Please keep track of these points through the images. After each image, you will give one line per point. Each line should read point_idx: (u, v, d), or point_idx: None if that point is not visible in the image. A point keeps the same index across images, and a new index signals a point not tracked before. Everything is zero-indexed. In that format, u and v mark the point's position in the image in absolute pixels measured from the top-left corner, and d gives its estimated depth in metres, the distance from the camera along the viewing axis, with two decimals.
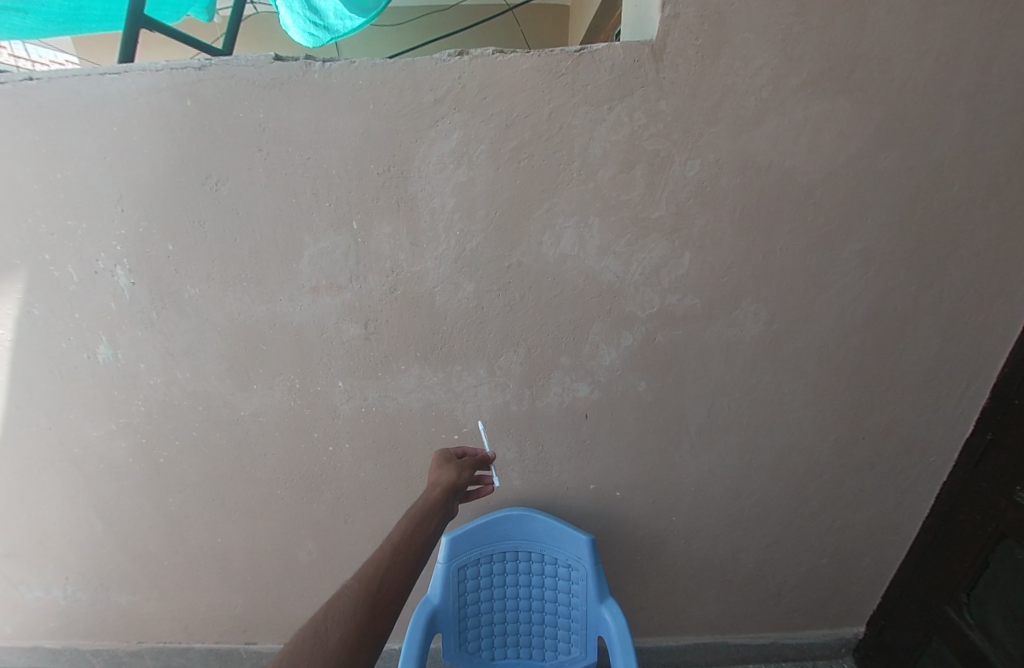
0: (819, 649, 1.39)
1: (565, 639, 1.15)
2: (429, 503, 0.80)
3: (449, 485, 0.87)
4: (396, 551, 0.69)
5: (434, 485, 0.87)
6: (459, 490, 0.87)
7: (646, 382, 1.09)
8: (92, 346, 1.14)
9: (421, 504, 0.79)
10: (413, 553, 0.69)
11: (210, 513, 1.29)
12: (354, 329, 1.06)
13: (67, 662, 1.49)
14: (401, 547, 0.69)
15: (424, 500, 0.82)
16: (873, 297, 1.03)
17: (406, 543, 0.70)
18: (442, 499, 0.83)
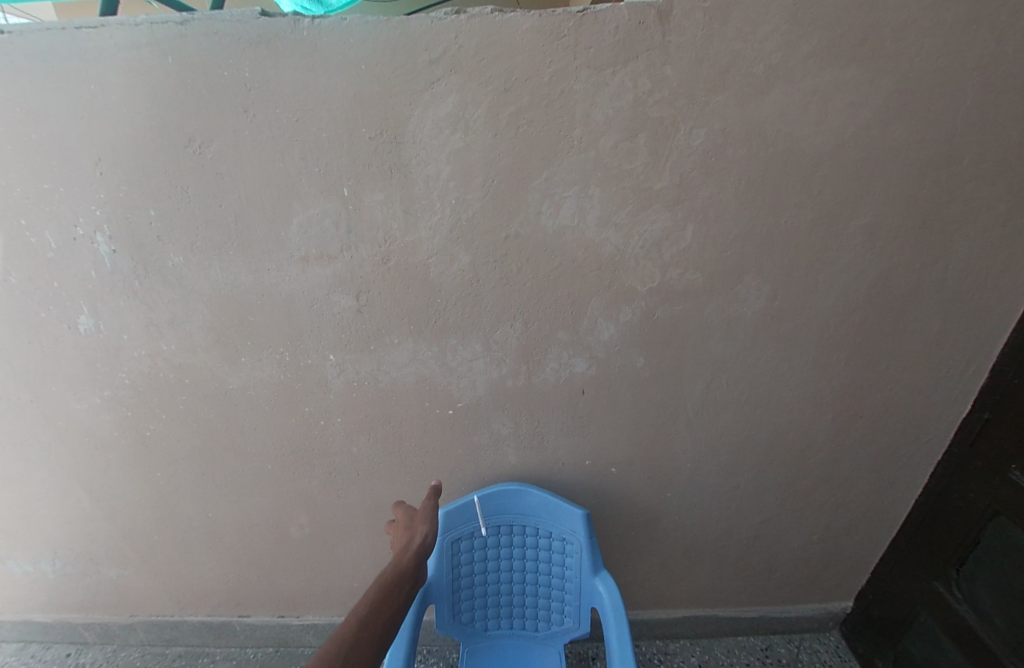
0: (806, 623, 1.41)
1: (558, 611, 1.16)
2: (398, 572, 0.90)
3: (417, 548, 0.97)
4: (363, 621, 0.76)
5: (402, 548, 0.98)
6: (426, 551, 0.99)
7: (644, 358, 1.08)
8: (73, 316, 1.11)
9: (388, 574, 0.88)
10: (381, 623, 0.77)
11: (200, 488, 1.28)
12: (345, 301, 1.04)
13: (60, 634, 1.50)
14: (367, 620, 0.77)
15: (393, 568, 0.92)
16: (877, 274, 1.01)
17: (374, 616, 0.78)
18: (413, 566, 0.93)
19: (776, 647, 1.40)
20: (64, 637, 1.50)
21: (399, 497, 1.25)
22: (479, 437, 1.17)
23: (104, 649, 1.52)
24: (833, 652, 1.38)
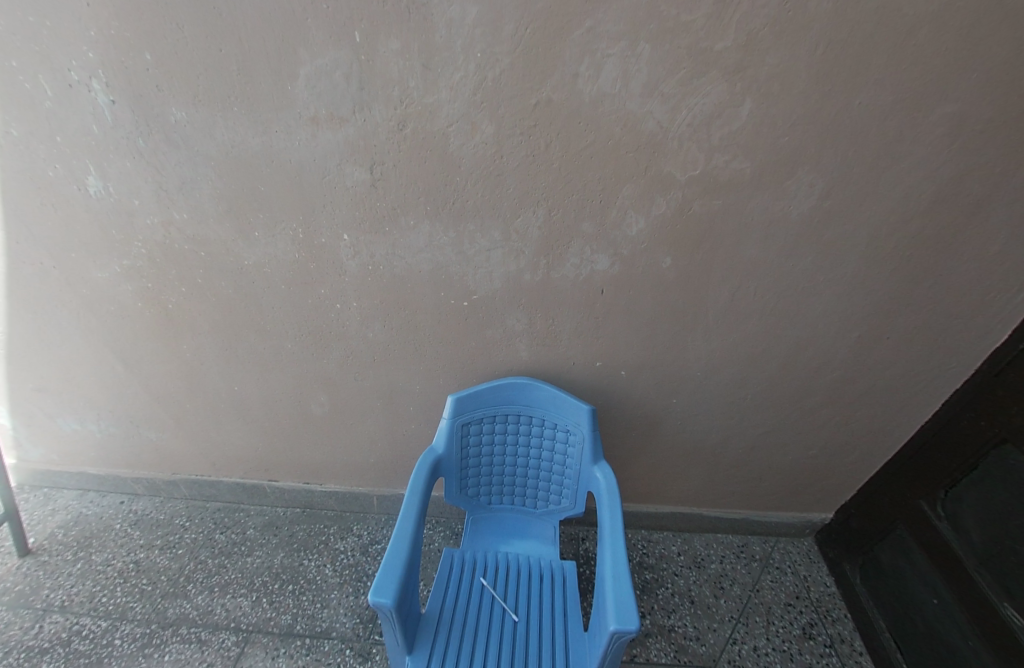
0: (785, 527, 1.51)
1: (557, 492, 1.25)
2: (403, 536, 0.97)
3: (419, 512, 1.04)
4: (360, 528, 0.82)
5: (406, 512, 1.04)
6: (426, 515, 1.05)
7: (672, 258, 1.03)
8: (81, 177, 1.07)
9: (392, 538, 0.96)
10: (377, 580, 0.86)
11: (225, 361, 1.34)
12: (359, 173, 0.98)
13: (113, 484, 1.68)
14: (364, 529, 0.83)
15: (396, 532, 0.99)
16: (948, 176, 0.90)
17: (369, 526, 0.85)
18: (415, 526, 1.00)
19: (751, 545, 1.52)
20: (118, 488, 1.68)
21: (413, 383, 1.29)
22: (493, 331, 1.17)
23: (152, 500, 1.68)
24: (804, 554, 1.49)
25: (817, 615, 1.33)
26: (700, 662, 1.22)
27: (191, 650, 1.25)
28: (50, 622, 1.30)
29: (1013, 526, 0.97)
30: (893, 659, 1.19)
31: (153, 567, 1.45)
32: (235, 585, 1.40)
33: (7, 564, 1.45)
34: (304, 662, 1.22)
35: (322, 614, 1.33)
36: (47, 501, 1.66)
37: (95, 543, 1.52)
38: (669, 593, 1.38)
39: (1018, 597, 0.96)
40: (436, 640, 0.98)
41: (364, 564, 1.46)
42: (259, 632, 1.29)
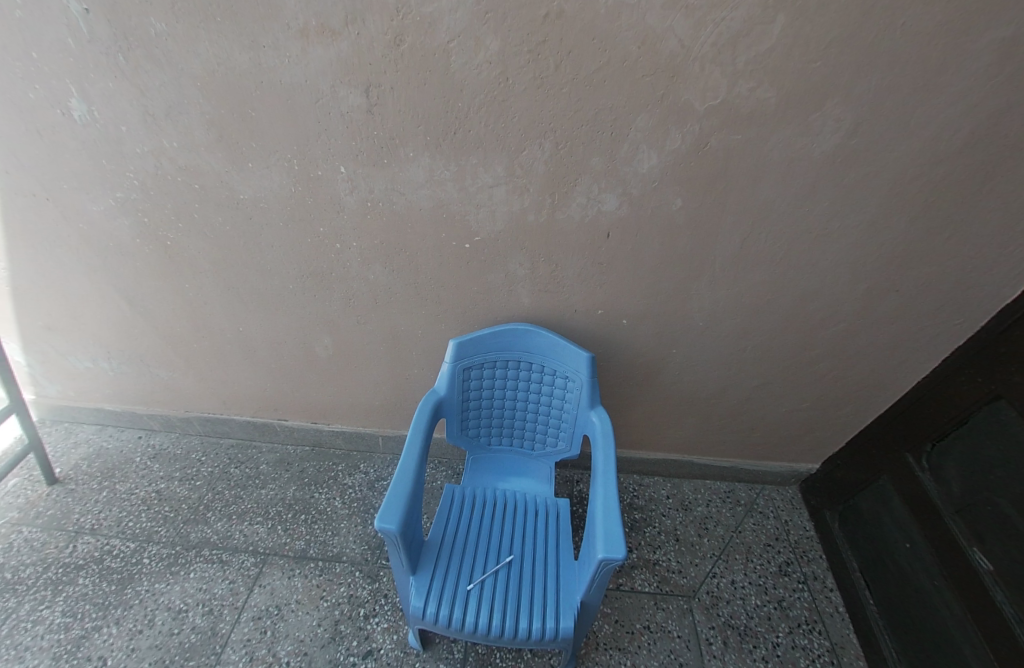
0: (773, 476, 1.55)
1: (554, 435, 1.27)
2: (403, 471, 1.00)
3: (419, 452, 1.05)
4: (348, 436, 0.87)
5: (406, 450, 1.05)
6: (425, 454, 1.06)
7: (683, 199, 0.98)
8: (63, 99, 1.01)
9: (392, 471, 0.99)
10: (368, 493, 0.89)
11: (227, 301, 1.32)
12: (355, 96, 0.91)
13: (130, 419, 1.71)
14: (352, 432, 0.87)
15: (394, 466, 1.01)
16: (986, 112, 0.84)
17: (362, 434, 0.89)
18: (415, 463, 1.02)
19: (738, 491, 1.57)
20: (134, 425, 1.72)
21: (414, 327, 1.28)
22: (495, 276, 1.14)
23: (168, 435, 1.72)
24: (788, 501, 1.54)
25: (794, 554, 1.40)
26: (679, 592, 1.29)
27: (214, 568, 1.32)
28: (82, 542, 1.37)
29: (994, 477, 0.99)
30: (862, 596, 1.25)
31: (174, 496, 1.51)
32: (252, 513, 1.46)
33: (36, 492, 1.50)
34: (318, 581, 1.30)
35: (333, 541, 1.40)
36: (68, 435, 1.71)
37: (118, 474, 1.58)
38: (656, 532, 1.44)
39: (987, 542, 0.98)
40: (437, 564, 1.03)
41: (371, 498, 1.52)
42: (275, 555, 1.36)
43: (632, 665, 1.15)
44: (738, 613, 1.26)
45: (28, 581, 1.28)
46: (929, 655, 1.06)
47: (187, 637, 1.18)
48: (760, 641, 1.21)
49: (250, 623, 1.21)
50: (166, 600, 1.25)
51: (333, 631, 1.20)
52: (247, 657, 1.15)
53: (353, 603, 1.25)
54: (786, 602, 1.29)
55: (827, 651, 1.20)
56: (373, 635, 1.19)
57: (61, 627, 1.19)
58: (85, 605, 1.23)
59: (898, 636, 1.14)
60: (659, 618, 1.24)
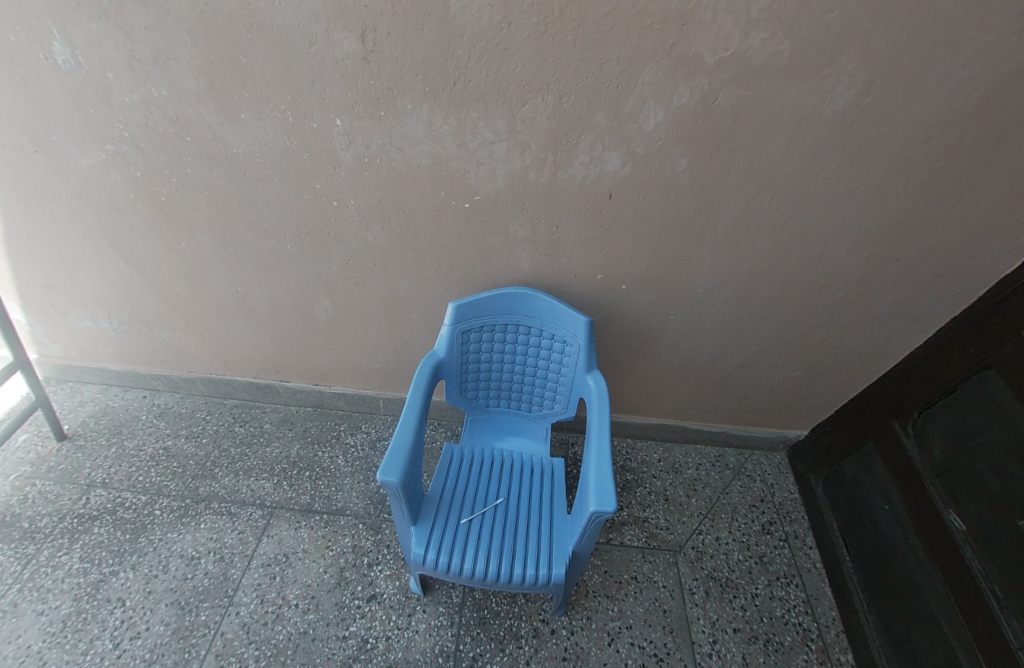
0: (763, 441, 1.59)
1: (551, 397, 1.29)
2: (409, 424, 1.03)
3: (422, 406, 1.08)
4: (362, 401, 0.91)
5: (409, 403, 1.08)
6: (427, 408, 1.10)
7: (687, 159, 0.96)
8: (46, 43, 0.96)
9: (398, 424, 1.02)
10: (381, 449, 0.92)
11: (225, 261, 1.31)
12: (350, 43, 0.88)
13: (134, 379, 1.73)
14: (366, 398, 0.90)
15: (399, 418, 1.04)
16: (1005, 71, 0.81)
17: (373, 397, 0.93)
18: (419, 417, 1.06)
19: (727, 455, 1.61)
20: (137, 384, 1.74)
21: (413, 289, 1.28)
22: (494, 238, 1.13)
23: (172, 395, 1.75)
24: (775, 465, 1.59)
25: (778, 514, 1.45)
26: (667, 547, 1.35)
27: (223, 520, 1.37)
28: (95, 495, 1.42)
29: (975, 443, 1.01)
30: (839, 553, 1.31)
31: (182, 452, 1.55)
32: (258, 469, 1.51)
33: (46, 447, 1.54)
34: (323, 532, 1.35)
35: (337, 496, 1.44)
36: (74, 394, 1.73)
37: (125, 431, 1.61)
38: (646, 491, 1.49)
39: (963, 504, 1.02)
40: (437, 516, 1.07)
41: (373, 456, 1.56)
42: (281, 508, 1.41)
43: (619, 611, 1.22)
44: (721, 566, 1.32)
45: (45, 530, 1.33)
46: (898, 605, 1.12)
47: (200, 582, 1.24)
48: (740, 591, 1.27)
49: (260, 570, 1.27)
50: (179, 548, 1.31)
51: (339, 577, 1.26)
52: (258, 599, 1.21)
53: (357, 552, 1.31)
54: (768, 557, 1.35)
55: (804, 602, 1.26)
56: (376, 581, 1.25)
57: (80, 572, 1.25)
58: (101, 552, 1.29)
59: (870, 589, 1.20)
60: (646, 569, 1.30)
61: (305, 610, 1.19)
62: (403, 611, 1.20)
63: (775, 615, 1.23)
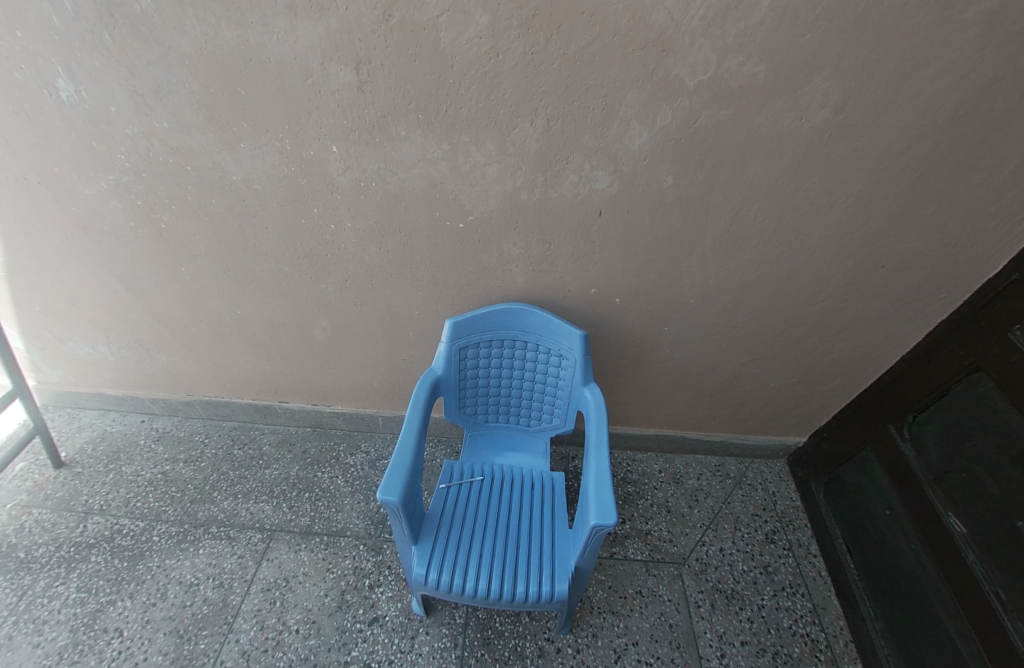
0: (761, 449, 1.60)
1: (550, 410, 1.30)
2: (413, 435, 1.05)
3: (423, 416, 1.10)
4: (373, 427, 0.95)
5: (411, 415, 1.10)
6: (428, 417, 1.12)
7: (674, 177, 0.99)
8: (50, 80, 1.00)
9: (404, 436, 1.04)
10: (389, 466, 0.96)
11: (224, 284, 1.33)
12: (345, 75, 0.91)
13: (132, 404, 1.73)
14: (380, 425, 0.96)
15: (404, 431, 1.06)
16: (972, 87, 0.85)
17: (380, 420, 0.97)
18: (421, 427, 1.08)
19: (727, 464, 1.61)
20: (136, 408, 1.74)
21: (411, 308, 1.30)
22: (489, 256, 1.15)
23: (171, 419, 1.75)
24: (775, 473, 1.59)
25: (780, 523, 1.45)
26: (670, 560, 1.35)
27: (223, 545, 1.36)
28: (92, 522, 1.41)
29: (970, 444, 1.03)
30: (843, 560, 1.30)
31: (180, 476, 1.54)
32: (257, 492, 1.50)
33: (44, 475, 1.53)
34: (324, 555, 1.34)
35: (337, 517, 1.44)
36: (72, 421, 1.73)
37: (123, 456, 1.61)
38: (648, 503, 1.49)
39: (961, 506, 1.03)
40: (438, 534, 1.07)
41: (372, 476, 1.56)
42: (281, 530, 1.40)
43: (624, 627, 1.21)
44: (726, 578, 1.32)
45: (42, 559, 1.32)
46: (904, 612, 1.11)
47: (200, 609, 1.23)
48: (746, 603, 1.26)
49: (259, 595, 1.26)
50: (178, 574, 1.30)
51: (340, 601, 1.25)
52: (259, 626, 1.20)
53: (358, 574, 1.30)
54: (771, 567, 1.34)
55: (809, 612, 1.26)
56: (378, 604, 1.24)
57: (76, 602, 1.23)
58: (99, 581, 1.28)
59: (876, 597, 1.20)
60: (651, 583, 1.30)
61: (307, 636, 1.18)
62: (406, 634, 1.19)
63: (782, 626, 1.22)
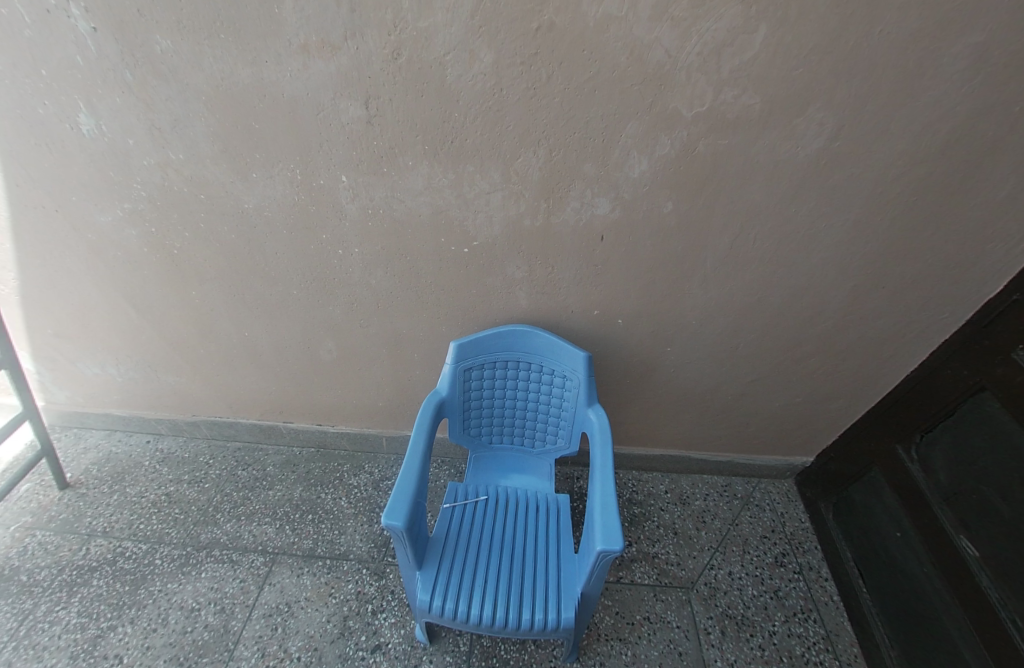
0: (768, 469, 1.58)
1: (554, 432, 1.30)
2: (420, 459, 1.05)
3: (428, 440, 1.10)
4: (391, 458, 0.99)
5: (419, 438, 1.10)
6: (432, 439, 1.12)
7: (674, 203, 1.01)
8: (72, 115, 1.04)
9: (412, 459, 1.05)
10: (398, 490, 0.97)
11: (233, 307, 1.35)
12: (354, 109, 0.95)
13: (138, 424, 1.74)
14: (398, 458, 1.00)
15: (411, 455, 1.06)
16: (963, 116, 0.87)
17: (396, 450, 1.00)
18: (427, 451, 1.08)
19: (734, 485, 1.60)
20: (142, 429, 1.75)
21: (416, 330, 1.31)
22: (493, 279, 1.17)
23: (176, 439, 1.76)
24: (783, 494, 1.57)
25: (789, 546, 1.43)
26: (678, 584, 1.33)
27: (225, 568, 1.35)
28: (95, 545, 1.41)
29: (979, 466, 1.02)
30: (855, 585, 1.28)
31: (183, 498, 1.54)
32: (260, 514, 1.50)
33: (49, 496, 1.54)
34: (326, 579, 1.33)
35: (340, 540, 1.43)
36: (78, 441, 1.74)
37: (127, 478, 1.61)
38: (654, 525, 1.47)
39: (974, 530, 1.01)
40: (442, 558, 1.06)
41: (375, 497, 1.55)
42: (284, 554, 1.39)
43: (633, 655, 1.18)
44: (735, 603, 1.29)
45: (44, 583, 1.31)
46: (920, 640, 1.09)
47: (201, 635, 1.21)
48: (757, 630, 1.24)
49: (261, 621, 1.24)
50: (179, 599, 1.29)
51: (341, 627, 1.23)
52: (259, 652, 1.18)
53: (360, 599, 1.29)
54: (782, 592, 1.32)
55: (822, 639, 1.23)
56: (380, 630, 1.22)
57: (77, 627, 1.22)
58: (100, 605, 1.27)
59: (891, 623, 1.17)
60: (659, 609, 1.27)
61: (308, 663, 1.16)
62: (409, 662, 1.17)
63: (794, 654, 1.20)
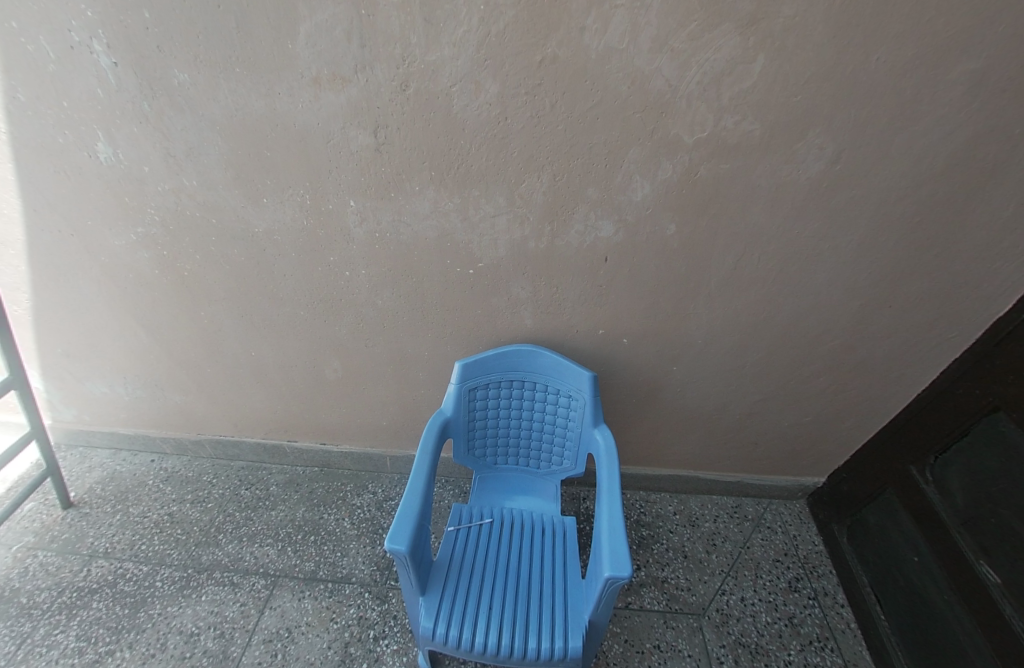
0: (778, 490, 1.56)
1: (559, 453, 1.29)
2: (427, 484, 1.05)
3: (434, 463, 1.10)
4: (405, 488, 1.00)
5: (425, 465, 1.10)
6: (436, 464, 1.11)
7: (676, 225, 1.02)
8: (90, 144, 1.07)
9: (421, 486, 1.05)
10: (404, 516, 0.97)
11: (241, 327, 1.36)
12: (362, 137, 0.97)
13: (143, 443, 1.75)
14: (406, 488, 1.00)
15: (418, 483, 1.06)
16: (962, 139, 0.88)
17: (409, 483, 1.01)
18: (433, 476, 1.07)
19: (745, 506, 1.57)
20: (147, 447, 1.76)
21: (421, 349, 1.32)
22: (498, 299, 1.18)
23: (180, 458, 1.76)
24: (794, 516, 1.54)
25: (803, 570, 1.39)
26: (689, 610, 1.29)
27: (226, 591, 1.34)
28: (97, 566, 1.40)
29: (996, 489, 1.00)
30: (873, 612, 1.24)
31: (186, 518, 1.54)
32: (262, 535, 1.49)
33: (52, 515, 1.54)
34: (328, 603, 1.31)
35: (343, 562, 1.41)
36: (83, 460, 1.74)
37: (131, 497, 1.61)
38: (663, 548, 1.44)
39: (994, 555, 0.99)
40: (447, 583, 1.04)
41: (379, 518, 1.54)
42: (286, 576, 1.38)
43: None
44: (748, 631, 1.25)
45: (44, 606, 1.30)
46: None
47: (199, 660, 1.19)
48: (771, 659, 1.20)
49: (261, 647, 1.22)
50: (178, 623, 1.27)
51: (343, 654, 1.21)
52: None
53: (362, 625, 1.26)
54: (796, 619, 1.28)
55: None
56: (383, 658, 1.20)
57: (75, 651, 1.21)
58: (98, 629, 1.25)
59: (912, 653, 1.13)
60: (670, 636, 1.24)
61: None
62: None
63: None
